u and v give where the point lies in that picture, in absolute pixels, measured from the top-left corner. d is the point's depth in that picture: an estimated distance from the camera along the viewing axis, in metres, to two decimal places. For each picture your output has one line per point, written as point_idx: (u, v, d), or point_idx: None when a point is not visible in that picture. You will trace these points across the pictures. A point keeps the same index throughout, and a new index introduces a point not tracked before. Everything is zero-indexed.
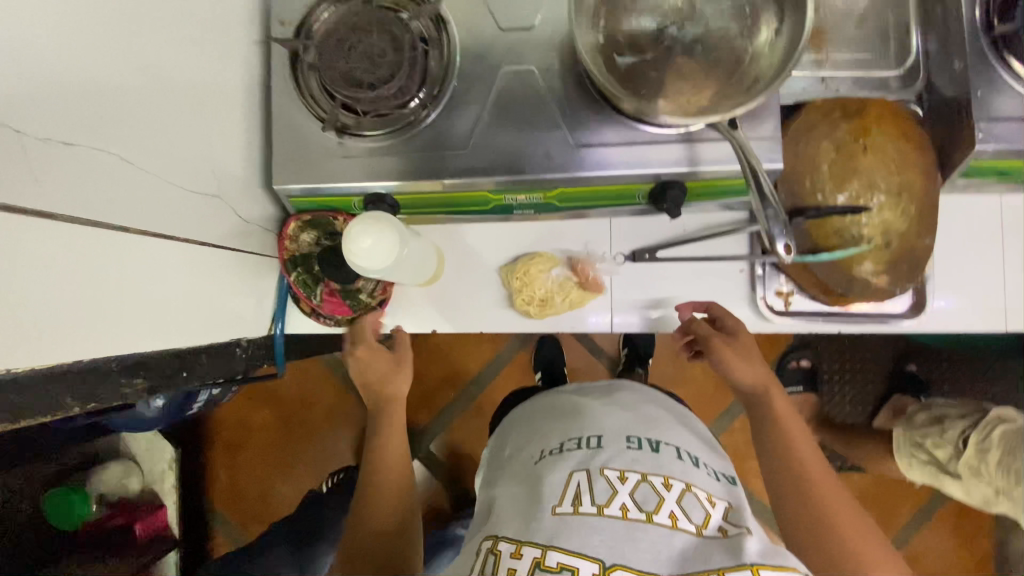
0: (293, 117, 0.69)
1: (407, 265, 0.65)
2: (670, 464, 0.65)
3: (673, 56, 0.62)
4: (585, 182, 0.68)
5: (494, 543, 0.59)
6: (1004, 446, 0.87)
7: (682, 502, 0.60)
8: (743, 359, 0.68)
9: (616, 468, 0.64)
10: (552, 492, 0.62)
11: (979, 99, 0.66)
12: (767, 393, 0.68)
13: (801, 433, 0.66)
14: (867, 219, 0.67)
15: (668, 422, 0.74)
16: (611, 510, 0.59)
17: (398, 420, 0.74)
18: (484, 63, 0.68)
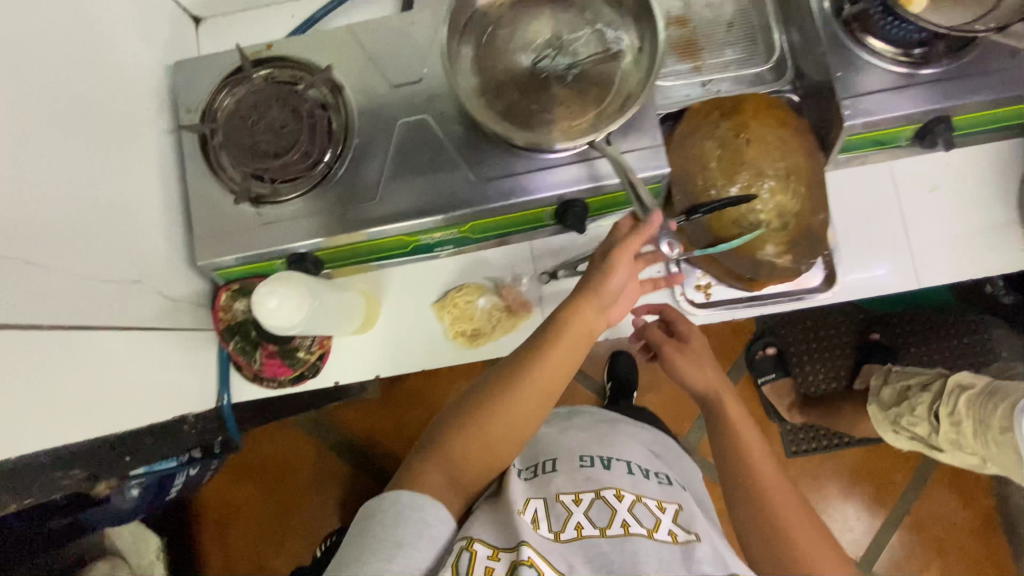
0: (209, 195, 0.71)
1: (324, 319, 0.65)
2: (620, 479, 0.64)
3: (550, 87, 0.67)
4: (493, 212, 0.72)
5: (468, 543, 0.53)
6: (973, 415, 0.83)
7: (635, 511, 0.59)
8: (694, 365, 0.72)
9: (570, 491, 0.62)
10: (514, 499, 0.59)
11: (842, 80, 0.70)
12: (719, 395, 0.70)
13: (749, 434, 0.68)
14: (762, 206, 0.71)
15: (617, 436, 0.75)
16: (567, 534, 0.57)
17: (507, 414, 0.60)
18: (381, 117, 0.72)
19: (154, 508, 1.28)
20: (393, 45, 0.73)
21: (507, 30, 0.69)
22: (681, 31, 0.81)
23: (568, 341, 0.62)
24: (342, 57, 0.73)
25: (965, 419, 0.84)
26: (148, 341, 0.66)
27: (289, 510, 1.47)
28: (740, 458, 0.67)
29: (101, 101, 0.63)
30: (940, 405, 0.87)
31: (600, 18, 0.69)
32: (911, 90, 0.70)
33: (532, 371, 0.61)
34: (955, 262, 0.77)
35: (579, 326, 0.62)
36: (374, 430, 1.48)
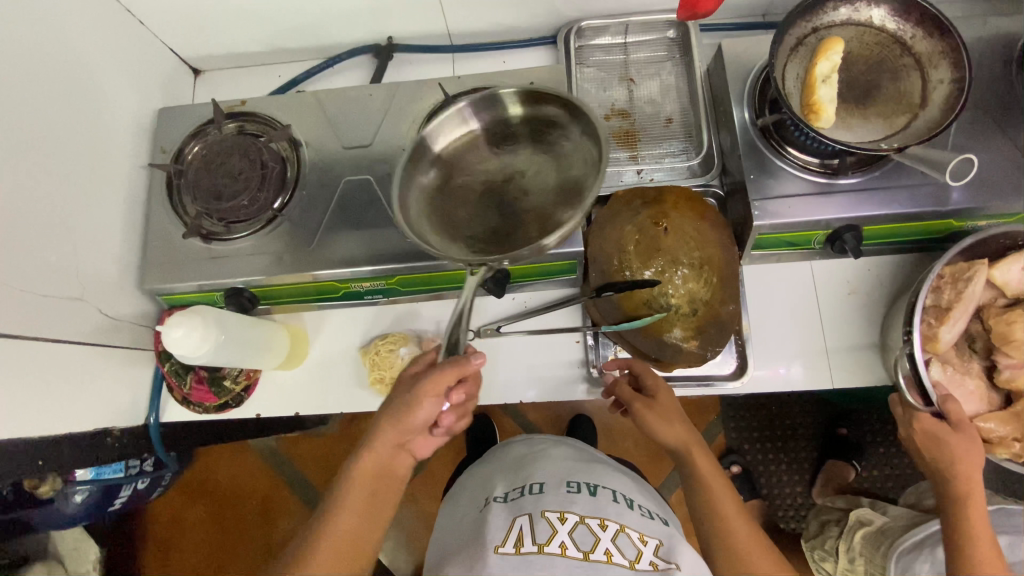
0: (165, 228, 0.79)
1: (239, 353, 0.72)
2: (605, 506, 0.70)
3: (507, 227, 0.62)
4: (419, 269, 0.77)
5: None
6: (864, 552, 0.97)
7: (617, 541, 0.66)
8: (661, 421, 0.69)
9: (556, 510, 0.69)
10: (496, 533, 0.67)
11: (754, 182, 0.75)
12: (690, 450, 0.68)
13: (718, 480, 0.67)
14: (672, 291, 0.75)
15: (606, 469, 0.79)
16: (551, 548, 0.65)
17: (344, 520, 0.59)
18: (330, 172, 0.80)
19: (98, 517, 1.30)
20: (352, 112, 0.82)
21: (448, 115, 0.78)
22: (622, 123, 0.88)
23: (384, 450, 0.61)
24: (306, 118, 0.82)
25: (859, 555, 0.98)
26: (82, 356, 0.72)
27: (233, 536, 1.47)
28: (715, 511, 0.65)
29: (74, 141, 0.72)
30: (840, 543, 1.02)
31: (563, 158, 0.64)
32: (823, 197, 0.74)
33: (360, 477, 0.61)
34: (871, 365, 0.79)
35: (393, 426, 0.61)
36: (327, 465, 1.49)
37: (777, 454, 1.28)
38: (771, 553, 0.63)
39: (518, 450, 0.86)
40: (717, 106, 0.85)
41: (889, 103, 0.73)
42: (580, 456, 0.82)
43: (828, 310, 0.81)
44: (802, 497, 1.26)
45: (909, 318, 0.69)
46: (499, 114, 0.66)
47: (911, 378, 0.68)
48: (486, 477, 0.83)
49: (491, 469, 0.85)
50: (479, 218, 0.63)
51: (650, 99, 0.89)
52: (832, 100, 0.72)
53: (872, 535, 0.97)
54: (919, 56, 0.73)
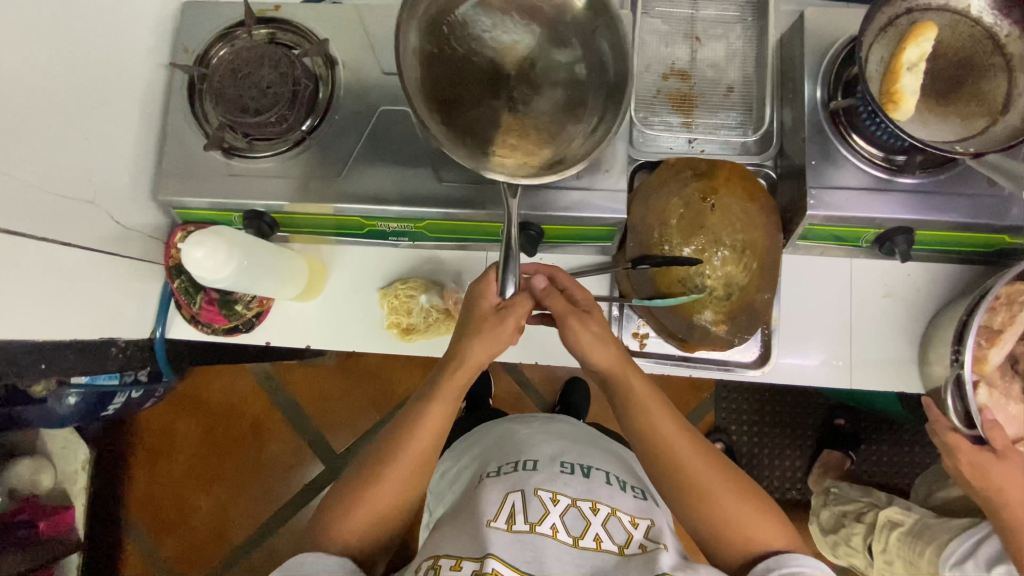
0: (185, 137, 0.74)
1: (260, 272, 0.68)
2: (598, 489, 0.70)
3: (507, 125, 0.57)
4: (452, 216, 0.73)
5: (435, 561, 0.63)
6: (902, 554, 0.90)
7: (607, 526, 0.66)
8: (594, 340, 0.64)
9: (548, 489, 0.69)
10: (488, 509, 0.67)
11: (813, 169, 0.71)
12: (621, 372, 0.65)
13: (651, 401, 0.66)
14: (709, 272, 0.72)
15: (596, 451, 0.80)
16: (542, 528, 0.65)
17: (440, 401, 0.64)
18: (364, 99, 0.74)
19: (88, 420, 1.30)
20: (394, 34, 0.75)
21: None
22: (680, 85, 0.83)
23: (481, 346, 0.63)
24: (344, 33, 0.75)
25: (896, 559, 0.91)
26: (89, 261, 0.68)
27: (222, 451, 1.49)
28: (664, 446, 0.65)
29: (94, 26, 0.65)
30: (874, 543, 0.95)
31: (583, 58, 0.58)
32: (882, 195, 0.70)
33: (413, 438, 0.64)
34: (890, 373, 0.78)
35: (455, 380, 0.64)
36: (322, 395, 1.50)
37: (764, 439, 1.31)
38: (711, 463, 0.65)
39: (503, 427, 0.86)
40: (783, 81, 0.80)
41: (970, 103, 0.69)
42: (575, 437, 0.82)
43: (860, 310, 0.79)
44: (782, 482, 1.29)
45: (958, 336, 0.70)
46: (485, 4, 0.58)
47: (953, 398, 0.71)
48: (478, 450, 0.83)
49: (487, 440, 0.85)
50: (487, 118, 0.57)
51: (714, 62, 0.83)
52: (915, 91, 0.68)
53: (906, 536, 0.90)
54: (1012, 57, 0.68)
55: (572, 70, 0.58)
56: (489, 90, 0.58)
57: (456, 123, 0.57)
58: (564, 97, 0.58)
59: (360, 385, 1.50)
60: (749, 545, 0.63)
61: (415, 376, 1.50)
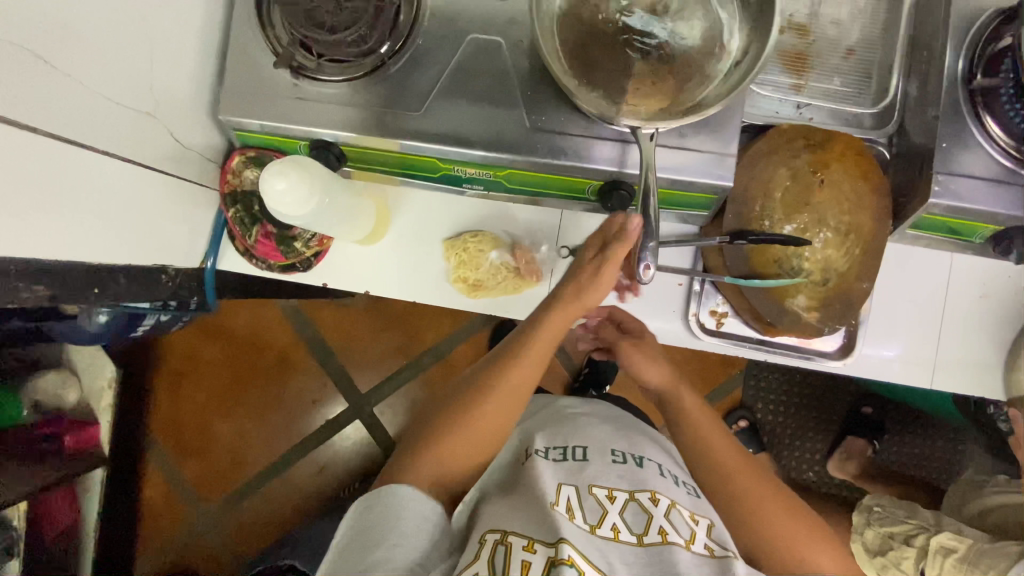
0: (249, 49, 0.66)
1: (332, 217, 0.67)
2: (653, 480, 0.64)
3: (633, 60, 0.60)
4: (537, 167, 0.67)
5: (502, 537, 0.56)
6: None
7: (670, 518, 0.59)
8: (647, 361, 0.71)
9: (603, 484, 0.62)
10: (545, 493, 0.60)
11: (942, 152, 0.64)
12: (677, 392, 0.70)
13: (702, 418, 0.68)
14: (809, 254, 0.66)
15: (644, 438, 0.74)
16: (603, 530, 0.57)
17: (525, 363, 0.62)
18: (452, 25, 0.66)
19: (116, 340, 1.28)
20: None
21: None
22: (796, 41, 0.74)
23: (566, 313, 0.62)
24: None
25: None
26: (145, 181, 0.63)
27: (247, 381, 1.49)
28: (718, 465, 0.66)
29: None
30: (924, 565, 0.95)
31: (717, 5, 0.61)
32: (1013, 188, 0.63)
33: (502, 385, 0.62)
34: (972, 378, 0.75)
35: (534, 350, 0.62)
36: (348, 335, 1.48)
37: (795, 422, 1.30)
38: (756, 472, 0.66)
39: (539, 408, 0.82)
40: (914, 48, 0.71)
41: None
42: (620, 423, 0.76)
43: (953, 309, 0.75)
44: (806, 466, 1.29)
45: None
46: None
47: None
48: (516, 430, 0.78)
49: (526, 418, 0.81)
50: (616, 57, 0.60)
51: (837, 19, 0.74)
52: None
53: (959, 563, 0.91)
54: None
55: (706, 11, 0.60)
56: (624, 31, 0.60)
57: (585, 65, 0.61)
58: (698, 39, 0.60)
59: (389, 330, 1.47)
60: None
61: (445, 326, 1.47)
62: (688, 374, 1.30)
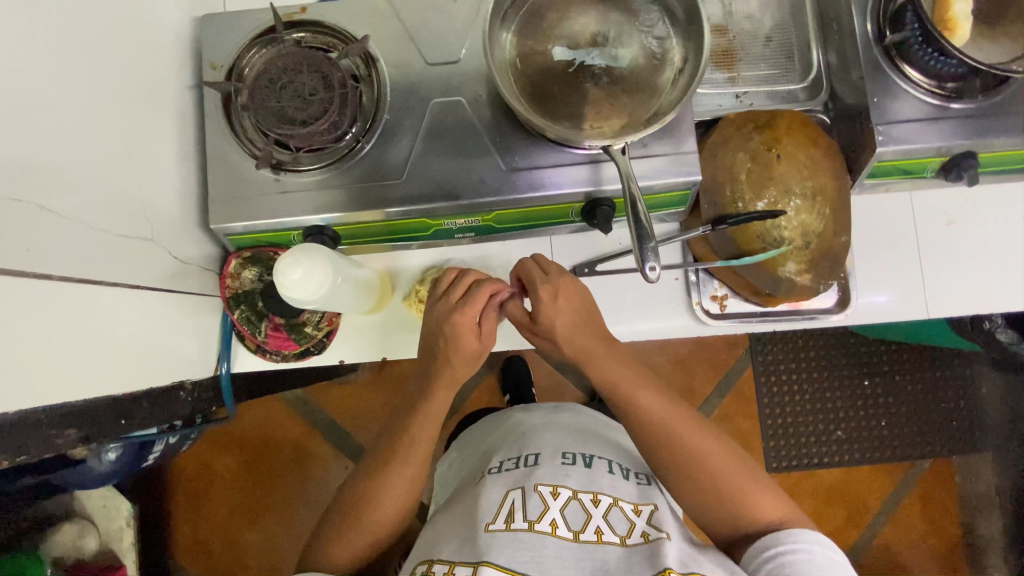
0: (229, 158, 0.69)
1: (344, 298, 0.70)
2: (600, 479, 0.63)
3: (585, 85, 0.67)
4: (521, 203, 0.71)
5: (429, 566, 0.56)
6: None
7: (609, 518, 0.59)
8: (565, 316, 0.61)
9: (550, 483, 0.61)
10: (487, 510, 0.60)
11: (876, 105, 0.71)
12: (591, 362, 0.62)
13: (638, 389, 0.62)
14: (786, 222, 0.71)
15: (598, 438, 0.72)
16: (542, 526, 0.57)
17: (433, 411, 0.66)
18: (414, 95, 0.71)
19: (127, 475, 1.23)
20: (433, 21, 0.71)
21: (556, 13, 0.69)
22: (720, 39, 0.81)
23: (463, 360, 0.64)
24: (380, 28, 0.71)
25: None
26: (153, 303, 0.64)
27: (266, 484, 1.39)
28: (667, 436, 0.61)
29: (127, 48, 0.60)
30: None
31: (651, 24, 0.68)
32: (946, 122, 0.70)
33: (411, 435, 0.65)
34: (962, 303, 0.79)
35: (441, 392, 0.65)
36: (361, 411, 1.39)
37: (813, 386, 1.32)
38: (725, 454, 0.61)
39: (492, 420, 0.82)
40: (824, 23, 0.79)
41: None
42: (575, 426, 0.74)
43: (927, 242, 0.80)
44: (834, 425, 1.31)
45: None
46: None
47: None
48: (481, 443, 0.78)
49: (485, 435, 0.79)
50: (570, 87, 0.67)
51: (750, 13, 0.82)
52: None
53: None
54: None
55: (641, 32, 0.68)
56: (574, 69, 0.67)
57: (545, 101, 0.67)
58: (643, 56, 0.68)
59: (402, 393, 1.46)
60: (738, 520, 0.60)
61: None
62: (699, 364, 1.33)
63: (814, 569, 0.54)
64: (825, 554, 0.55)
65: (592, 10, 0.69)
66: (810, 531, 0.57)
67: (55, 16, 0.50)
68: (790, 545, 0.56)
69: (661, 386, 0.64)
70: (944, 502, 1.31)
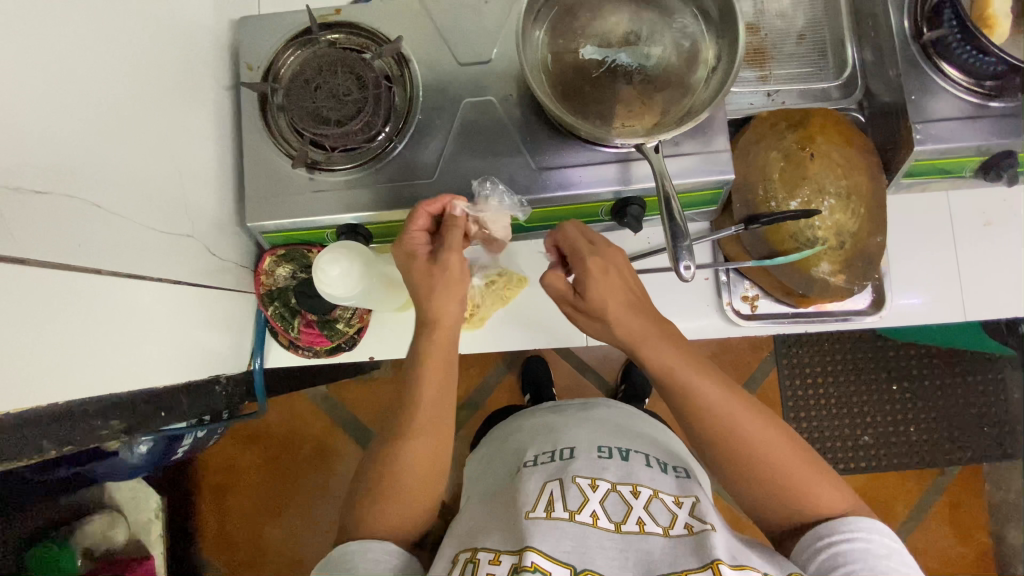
0: (265, 157, 0.71)
1: (375, 293, 0.71)
2: (638, 472, 0.63)
3: (616, 84, 0.67)
4: (552, 202, 0.71)
5: (473, 554, 0.56)
6: None
7: (650, 509, 0.59)
8: (605, 285, 0.60)
9: (588, 475, 0.62)
10: (526, 500, 0.60)
11: (914, 104, 0.69)
12: (644, 344, 0.60)
13: (695, 376, 0.59)
14: (820, 222, 0.70)
15: (638, 436, 0.72)
16: (582, 516, 0.57)
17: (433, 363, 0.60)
18: (445, 94, 0.71)
19: (156, 468, 1.26)
20: (464, 22, 0.72)
21: (588, 12, 0.69)
22: (751, 37, 0.81)
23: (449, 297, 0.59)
24: (412, 28, 0.72)
25: None
26: (191, 298, 0.66)
27: (290, 480, 1.41)
28: (723, 422, 0.59)
29: (169, 49, 0.62)
30: None
31: (683, 22, 0.68)
32: (986, 121, 0.69)
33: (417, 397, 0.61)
34: (999, 306, 0.78)
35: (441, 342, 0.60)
36: (381, 409, 1.41)
37: (840, 389, 1.30)
38: (784, 441, 0.59)
39: (518, 420, 0.82)
40: (857, 21, 0.78)
41: None
42: (614, 424, 0.73)
43: (962, 243, 0.79)
44: (861, 429, 1.29)
45: None
46: None
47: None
48: (509, 440, 0.78)
49: (511, 433, 0.79)
50: (601, 86, 0.67)
51: (782, 11, 0.81)
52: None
53: None
54: None
55: (673, 31, 0.68)
56: (606, 68, 0.67)
57: (577, 100, 0.67)
58: (675, 54, 0.67)
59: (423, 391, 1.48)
60: (800, 512, 0.58)
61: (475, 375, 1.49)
62: (722, 366, 1.32)
63: (871, 557, 0.54)
64: (882, 541, 0.55)
65: (624, 9, 0.69)
66: (867, 518, 0.56)
67: (104, 18, 0.52)
68: (845, 533, 0.55)
69: (717, 370, 0.61)
70: (972, 509, 1.28)
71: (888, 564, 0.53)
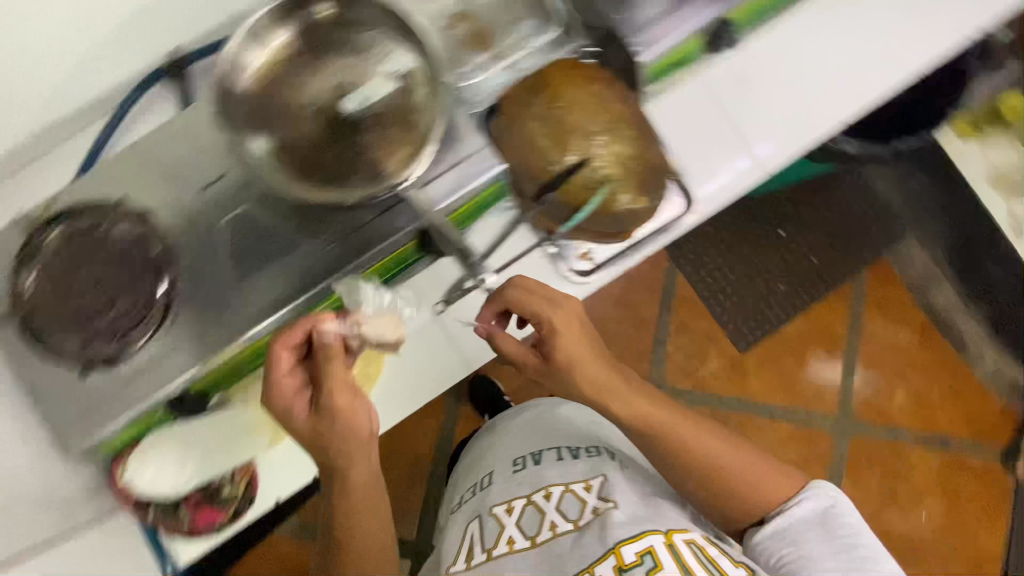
0: (55, 381, 0.65)
1: (212, 458, 0.75)
2: (546, 473, 0.74)
3: (355, 135, 0.66)
4: (360, 267, 0.69)
5: None
6: None
7: (559, 507, 0.70)
8: (575, 344, 0.68)
9: (503, 501, 0.73)
10: (453, 551, 0.72)
11: (620, 23, 0.75)
12: (603, 394, 0.69)
13: (616, 388, 0.70)
14: (599, 161, 0.73)
15: (565, 432, 0.81)
16: (500, 548, 0.68)
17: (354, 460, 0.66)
18: (203, 227, 0.68)
19: None
20: (184, 150, 0.69)
21: (291, 84, 0.67)
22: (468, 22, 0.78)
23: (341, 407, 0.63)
24: (136, 182, 0.68)
25: None
26: None
27: None
28: (670, 431, 0.71)
29: None
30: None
31: (382, 49, 0.68)
32: (682, 10, 0.75)
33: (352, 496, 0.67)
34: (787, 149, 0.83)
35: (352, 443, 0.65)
36: None
37: (731, 263, 1.39)
38: (711, 433, 0.73)
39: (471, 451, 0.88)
40: None
41: None
42: (540, 426, 0.83)
43: (731, 112, 0.83)
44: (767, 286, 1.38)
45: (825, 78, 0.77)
46: (275, 70, 0.68)
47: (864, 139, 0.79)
48: (459, 479, 0.86)
49: (462, 470, 0.86)
50: (342, 142, 0.66)
51: None
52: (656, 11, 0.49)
53: None
54: None
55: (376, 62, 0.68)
56: (338, 124, 0.66)
57: (328, 168, 0.66)
58: (391, 79, 0.67)
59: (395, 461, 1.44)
60: (730, 481, 0.70)
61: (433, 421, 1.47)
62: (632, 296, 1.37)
63: (819, 537, 0.67)
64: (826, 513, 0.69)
65: (322, 67, 0.68)
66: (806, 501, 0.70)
67: None
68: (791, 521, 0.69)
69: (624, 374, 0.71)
70: (898, 297, 1.39)
71: (840, 541, 0.67)
